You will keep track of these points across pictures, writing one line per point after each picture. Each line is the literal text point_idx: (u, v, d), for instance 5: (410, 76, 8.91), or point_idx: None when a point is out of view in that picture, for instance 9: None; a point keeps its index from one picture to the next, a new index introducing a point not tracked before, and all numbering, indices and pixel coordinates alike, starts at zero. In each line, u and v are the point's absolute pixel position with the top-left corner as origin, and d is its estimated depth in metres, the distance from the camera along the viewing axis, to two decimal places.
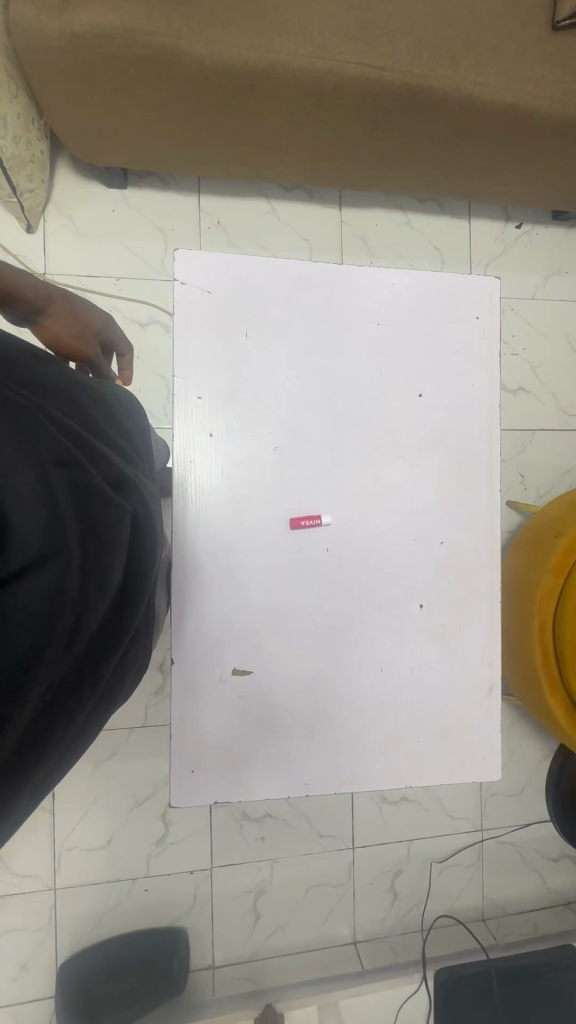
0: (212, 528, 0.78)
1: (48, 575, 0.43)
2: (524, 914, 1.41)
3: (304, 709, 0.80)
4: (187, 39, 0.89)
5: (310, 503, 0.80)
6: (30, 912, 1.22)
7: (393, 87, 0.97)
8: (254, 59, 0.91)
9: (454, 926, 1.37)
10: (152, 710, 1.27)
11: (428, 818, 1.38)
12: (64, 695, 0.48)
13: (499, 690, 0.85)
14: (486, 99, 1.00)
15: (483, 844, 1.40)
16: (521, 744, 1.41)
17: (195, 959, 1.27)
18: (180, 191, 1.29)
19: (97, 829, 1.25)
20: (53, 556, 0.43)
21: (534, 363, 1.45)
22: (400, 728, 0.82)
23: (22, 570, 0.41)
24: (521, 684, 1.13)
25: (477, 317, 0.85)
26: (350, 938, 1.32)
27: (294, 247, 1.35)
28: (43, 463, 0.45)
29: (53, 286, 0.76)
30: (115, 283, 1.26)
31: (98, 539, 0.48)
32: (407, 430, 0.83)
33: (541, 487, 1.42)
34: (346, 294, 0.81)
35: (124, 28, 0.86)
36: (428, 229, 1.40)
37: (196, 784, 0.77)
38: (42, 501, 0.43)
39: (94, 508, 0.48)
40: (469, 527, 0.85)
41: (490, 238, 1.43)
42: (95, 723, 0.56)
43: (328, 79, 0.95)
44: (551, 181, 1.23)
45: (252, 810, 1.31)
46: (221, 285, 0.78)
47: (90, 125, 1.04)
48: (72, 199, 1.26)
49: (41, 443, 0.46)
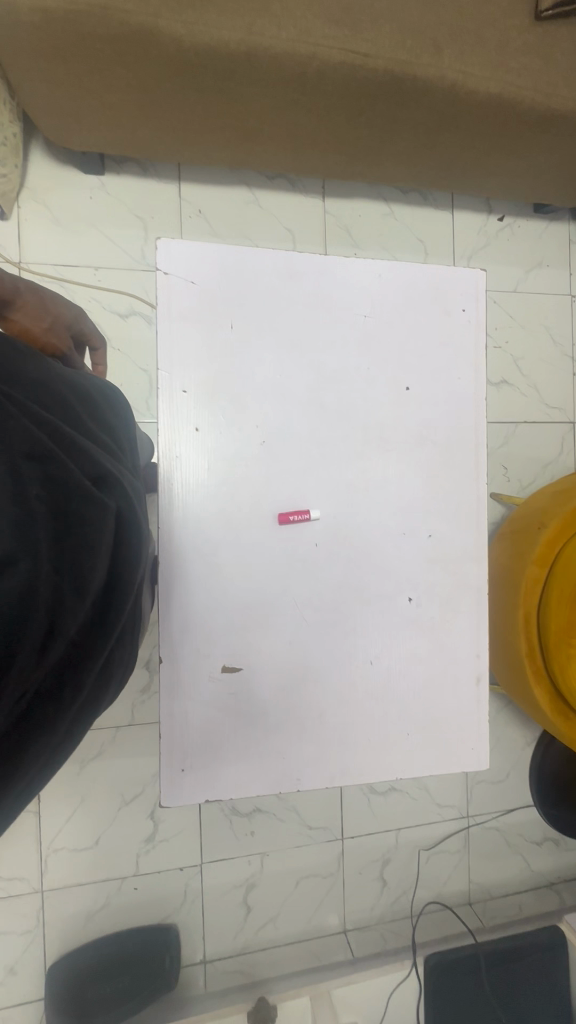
0: (198, 524, 0.77)
1: (20, 577, 0.41)
2: (509, 896, 1.44)
3: (293, 704, 0.80)
4: (166, 18, 0.86)
5: (298, 497, 0.80)
6: (17, 914, 1.20)
7: (378, 74, 0.96)
8: (235, 41, 0.89)
9: (442, 911, 1.39)
10: (139, 708, 1.26)
11: (415, 806, 1.40)
12: (41, 698, 0.46)
13: (487, 680, 0.86)
14: (470, 89, 0.99)
15: (470, 830, 1.43)
16: (505, 731, 1.43)
17: (186, 955, 1.26)
18: (161, 178, 1.26)
19: (85, 829, 1.23)
20: (24, 556, 0.42)
21: (517, 356, 1.46)
22: (390, 720, 0.82)
23: None
24: (507, 672, 1.14)
25: (464, 310, 0.85)
26: (340, 926, 1.34)
27: (277, 237, 1.33)
28: (14, 460, 0.43)
29: (18, 279, 0.73)
30: (94, 272, 1.23)
31: (76, 538, 0.46)
32: (395, 424, 0.83)
33: (524, 478, 1.44)
34: (334, 282, 0.80)
35: (100, 5, 0.83)
36: (412, 220, 1.39)
37: (186, 782, 0.76)
38: (13, 498, 0.42)
39: (71, 507, 0.47)
40: (457, 518, 0.85)
41: (472, 230, 1.43)
42: (80, 727, 0.55)
43: (312, 64, 0.93)
44: (533, 173, 1.23)
45: (241, 805, 1.31)
46: (205, 275, 0.76)
47: (66, 106, 1.00)
48: (47, 184, 1.21)
49: (13, 439, 0.44)
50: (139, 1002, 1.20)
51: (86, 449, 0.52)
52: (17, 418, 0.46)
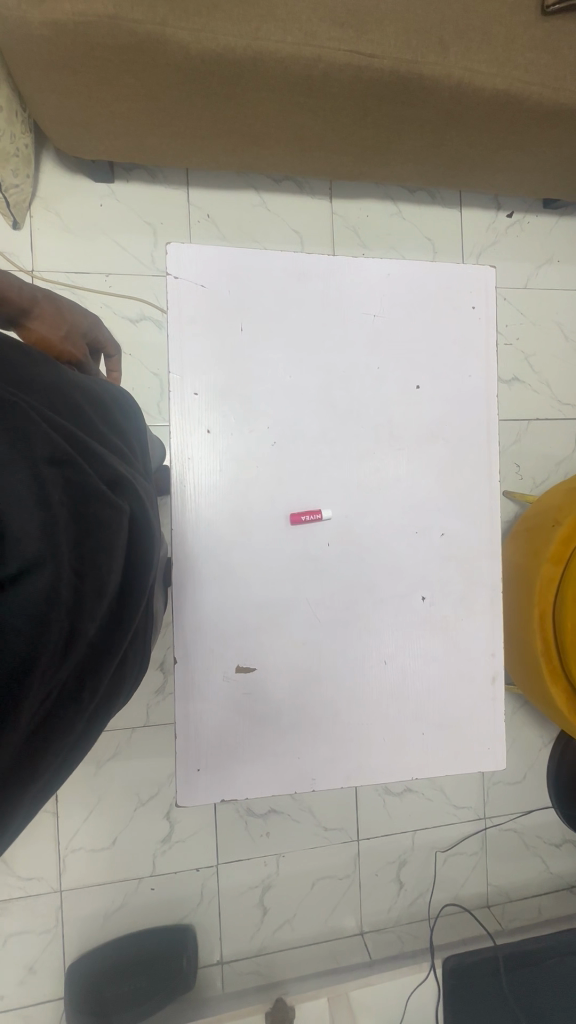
0: (211, 525, 0.78)
1: (43, 577, 0.42)
2: (528, 899, 1.42)
3: (308, 704, 0.80)
4: (173, 26, 0.87)
5: (309, 497, 0.80)
6: (36, 914, 1.21)
7: (384, 74, 0.96)
8: (241, 47, 0.90)
9: (459, 913, 1.38)
10: (154, 709, 1.27)
11: (431, 807, 1.39)
12: (61, 699, 0.46)
13: (503, 678, 0.86)
14: (476, 86, 0.99)
15: (486, 831, 1.41)
16: (521, 731, 1.42)
17: (203, 956, 1.27)
18: (169, 184, 1.27)
19: (102, 829, 1.24)
20: (48, 556, 0.42)
21: (528, 352, 1.44)
22: (405, 720, 0.82)
23: (18, 571, 0.40)
24: (522, 671, 1.13)
25: (474, 307, 0.85)
26: (357, 928, 1.33)
27: (285, 239, 1.33)
28: (35, 463, 0.44)
29: (36, 287, 0.74)
30: (105, 279, 1.25)
31: (94, 539, 0.47)
32: (406, 422, 0.83)
33: (537, 476, 1.43)
34: (342, 283, 0.80)
35: (108, 16, 0.84)
36: (419, 219, 1.39)
37: (202, 782, 0.76)
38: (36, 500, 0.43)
39: (89, 509, 0.47)
40: (470, 516, 0.85)
41: (481, 227, 1.42)
42: (96, 727, 0.55)
43: (318, 66, 0.94)
44: (542, 168, 1.22)
45: (256, 805, 1.31)
46: (215, 279, 0.77)
47: (76, 116, 1.02)
48: (58, 193, 1.23)
49: (33, 442, 0.45)
50: (155, 1005, 1.20)
51: (100, 452, 0.53)
52: (36, 421, 0.47)
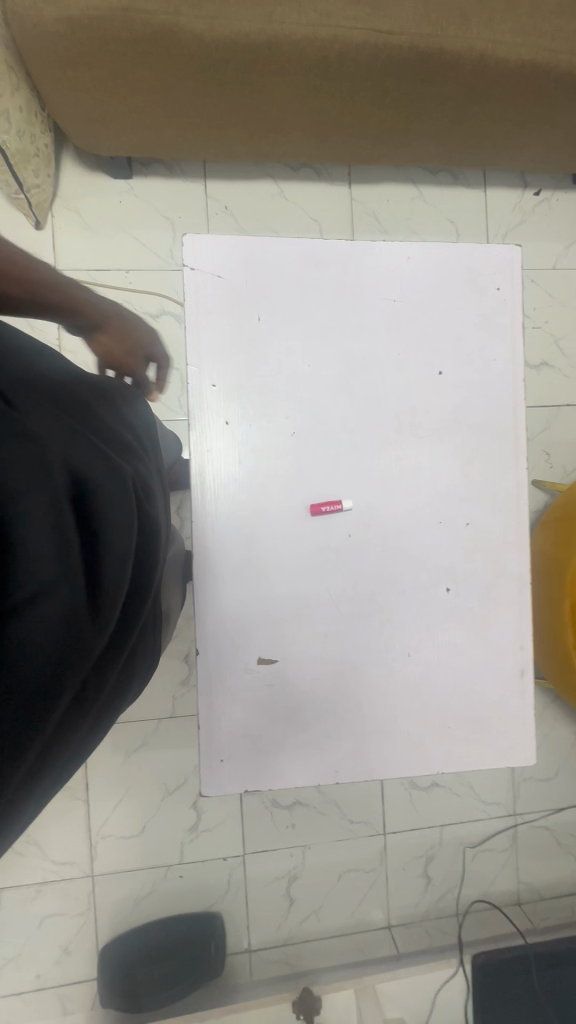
0: (231, 517, 0.77)
1: (58, 597, 0.39)
2: (561, 898, 1.39)
3: (330, 696, 0.79)
4: (186, 14, 0.86)
5: (329, 487, 0.79)
6: (70, 897, 1.25)
7: (402, 51, 0.93)
8: (256, 31, 0.88)
9: (489, 910, 1.36)
10: (180, 700, 1.29)
11: (459, 803, 1.37)
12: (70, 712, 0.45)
13: (532, 672, 0.83)
14: (500, 58, 0.95)
15: (517, 828, 1.39)
16: (552, 727, 1.38)
17: (231, 943, 1.28)
18: (187, 177, 1.27)
19: (131, 817, 1.27)
20: (61, 575, 0.40)
21: (558, 335, 1.39)
22: (430, 714, 0.81)
23: (30, 595, 0.38)
24: (553, 665, 1.10)
25: (498, 288, 0.82)
26: (384, 921, 1.33)
27: (304, 227, 1.31)
28: (44, 471, 0.41)
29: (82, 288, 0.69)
30: (125, 275, 1.26)
31: (108, 550, 0.44)
32: (428, 410, 0.81)
33: (568, 464, 1.38)
34: (361, 268, 0.79)
35: (122, 8, 0.85)
36: (442, 201, 1.35)
37: (225, 773, 0.77)
38: (45, 514, 0.40)
39: (100, 517, 0.44)
40: (496, 505, 0.82)
41: (507, 207, 1.38)
42: (97, 731, 0.54)
43: (334, 46, 0.91)
44: (572, 141, 1.17)
45: (282, 797, 1.32)
46: (231, 269, 0.76)
47: (93, 112, 1.02)
48: (79, 192, 1.25)
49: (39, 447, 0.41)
50: (184, 989, 1.21)
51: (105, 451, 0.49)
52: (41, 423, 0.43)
